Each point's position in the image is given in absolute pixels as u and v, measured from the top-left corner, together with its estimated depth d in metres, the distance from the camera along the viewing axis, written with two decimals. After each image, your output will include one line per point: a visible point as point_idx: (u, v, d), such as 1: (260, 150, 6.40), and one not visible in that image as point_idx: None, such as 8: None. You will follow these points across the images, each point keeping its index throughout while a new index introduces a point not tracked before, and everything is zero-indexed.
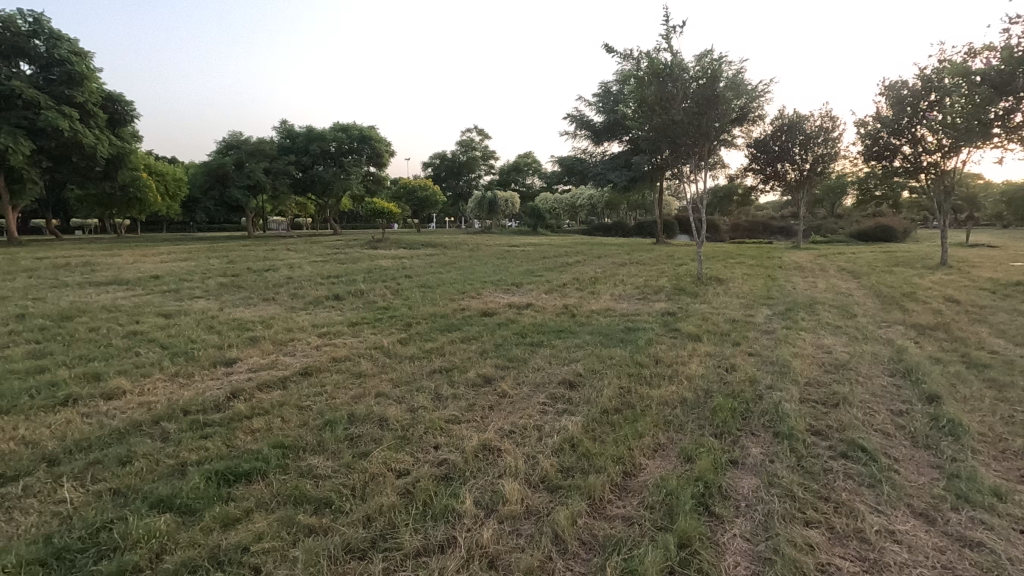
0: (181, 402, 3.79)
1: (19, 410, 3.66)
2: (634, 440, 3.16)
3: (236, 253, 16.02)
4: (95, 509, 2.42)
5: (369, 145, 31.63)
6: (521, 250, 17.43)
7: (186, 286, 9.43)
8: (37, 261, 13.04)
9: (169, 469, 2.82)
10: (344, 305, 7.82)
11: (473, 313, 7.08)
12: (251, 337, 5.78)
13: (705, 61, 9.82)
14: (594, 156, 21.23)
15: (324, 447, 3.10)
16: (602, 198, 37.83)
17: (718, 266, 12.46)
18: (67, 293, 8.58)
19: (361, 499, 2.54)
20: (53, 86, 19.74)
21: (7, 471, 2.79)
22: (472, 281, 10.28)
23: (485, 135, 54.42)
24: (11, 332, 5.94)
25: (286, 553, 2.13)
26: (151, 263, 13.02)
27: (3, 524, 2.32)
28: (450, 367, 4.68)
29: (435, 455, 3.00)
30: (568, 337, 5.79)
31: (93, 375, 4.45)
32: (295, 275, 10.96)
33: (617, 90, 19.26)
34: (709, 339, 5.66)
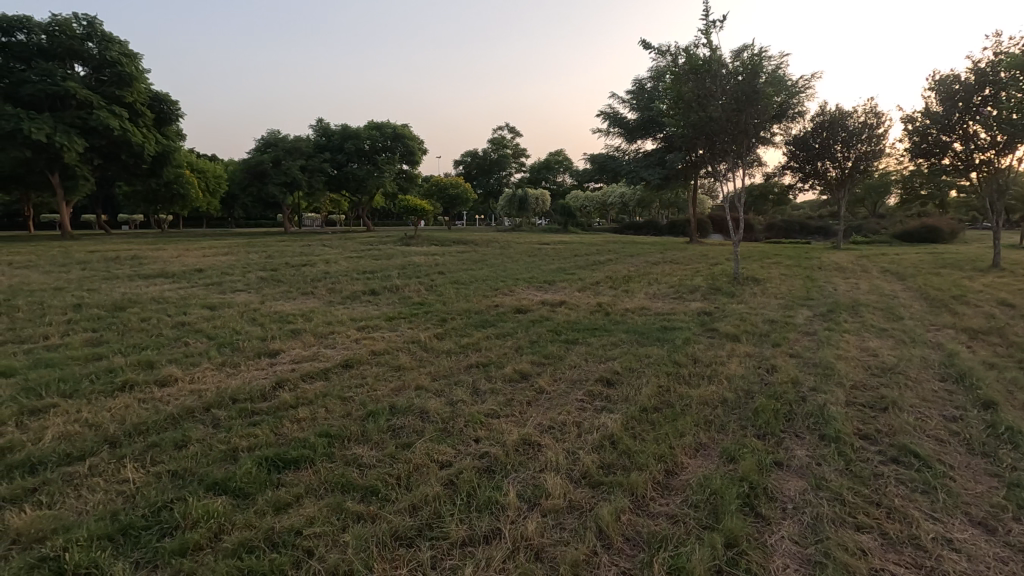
0: (230, 391, 3.93)
1: (81, 394, 3.85)
2: (674, 439, 3.13)
3: (274, 248, 16.46)
4: (156, 489, 2.54)
5: (402, 143, 32.03)
6: (552, 247, 17.43)
7: (229, 280, 9.72)
8: (88, 254, 13.62)
9: (223, 454, 2.93)
10: (380, 300, 7.95)
11: (507, 309, 7.11)
12: (293, 330, 5.93)
13: (745, 56, 9.64)
14: (626, 154, 21.04)
15: (367, 437, 3.16)
16: (633, 197, 37.46)
17: (754, 266, 12.21)
18: (119, 285, 8.96)
19: (406, 488, 2.60)
20: (105, 87, 20.62)
21: (74, 451, 2.94)
22: (505, 278, 10.31)
23: (516, 133, 54.64)
24: (69, 321, 6.24)
25: (337, 538, 2.19)
26: (195, 257, 13.45)
27: (72, 500, 2.46)
28: (487, 362, 4.72)
29: (476, 448, 3.03)
30: (603, 335, 5.76)
31: (147, 363, 4.65)
32: (332, 270, 11.19)
33: (652, 87, 19.05)
34: (748, 339, 5.56)
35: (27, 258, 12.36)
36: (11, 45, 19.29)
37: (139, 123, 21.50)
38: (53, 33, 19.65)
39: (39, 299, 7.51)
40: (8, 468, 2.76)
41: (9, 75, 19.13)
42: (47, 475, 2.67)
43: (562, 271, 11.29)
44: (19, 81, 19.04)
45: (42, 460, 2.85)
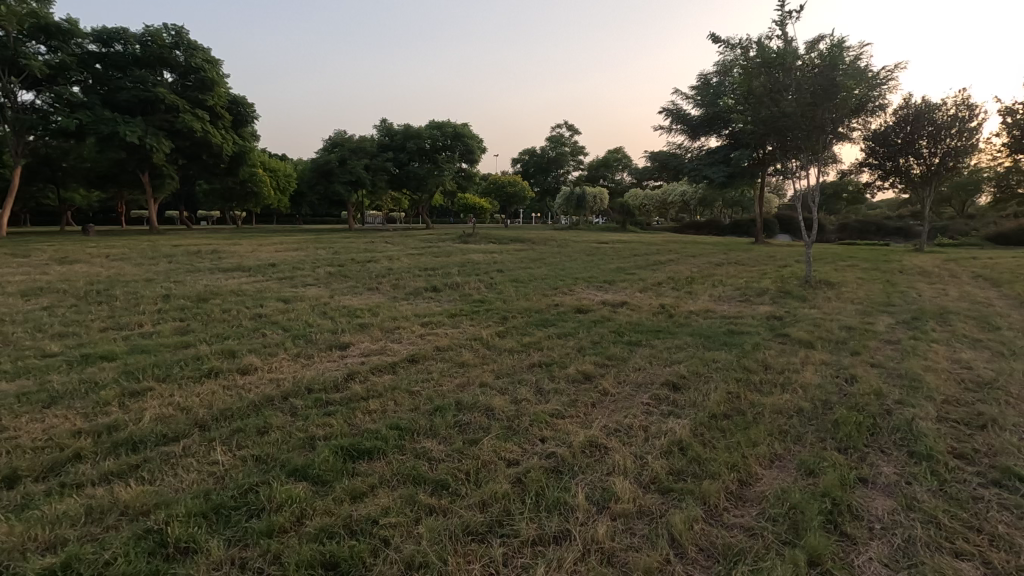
0: (305, 381, 4.12)
1: (173, 379, 4.16)
2: (748, 448, 3.01)
3: (340, 245, 17.05)
4: (243, 472, 2.70)
5: (462, 142, 32.44)
6: (610, 246, 17.24)
7: (300, 274, 10.19)
8: (174, 248, 14.63)
9: (301, 442, 3.07)
10: (442, 297, 8.10)
11: (567, 309, 7.07)
12: (360, 323, 6.16)
13: (822, 48, 9.14)
14: (689, 152, 20.39)
15: (435, 431, 3.24)
16: (695, 195, 36.35)
17: (828, 269, 11.58)
18: (202, 277, 9.58)
19: (476, 484, 2.63)
20: (189, 92, 22.10)
21: (168, 432, 3.17)
22: (563, 277, 10.26)
23: (574, 131, 54.32)
24: (160, 311, 6.72)
25: (411, 530, 2.25)
26: (267, 252, 14.13)
27: (170, 479, 2.65)
28: (550, 362, 4.71)
29: (542, 448, 3.03)
30: (668, 337, 5.62)
31: (230, 352, 4.94)
32: (394, 267, 11.50)
33: (718, 81, 18.45)
34: (824, 346, 5.29)
35: (121, 251, 13.42)
36: (110, 55, 21.06)
37: (219, 125, 22.89)
38: (146, 43, 21.26)
39: (133, 289, 8.15)
40: (114, 446, 3.01)
41: (109, 82, 20.91)
42: (147, 454, 2.89)
43: (622, 271, 11.13)
44: (117, 88, 20.74)
45: (143, 439, 3.09)
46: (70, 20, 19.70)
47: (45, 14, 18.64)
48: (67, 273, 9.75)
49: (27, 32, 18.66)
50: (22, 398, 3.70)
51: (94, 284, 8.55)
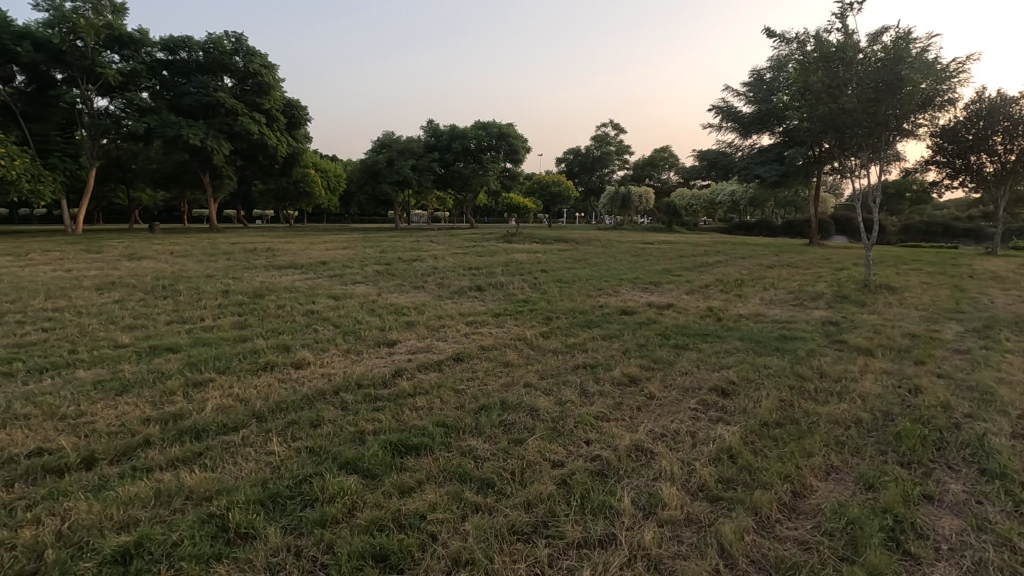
0: (355, 376, 4.25)
1: (232, 371, 4.37)
2: (802, 458, 2.91)
3: (387, 243, 17.44)
4: (298, 463, 2.81)
5: (507, 142, 32.57)
6: (656, 247, 16.95)
7: (349, 272, 10.50)
8: (232, 245, 15.37)
9: (351, 436, 3.16)
10: (486, 296, 8.17)
11: (612, 310, 7.00)
12: (407, 321, 6.29)
13: (886, 40, 8.70)
14: (740, 150, 19.77)
15: (480, 430, 3.27)
16: (746, 195, 35.25)
17: (889, 272, 11.02)
18: (258, 274, 10.01)
19: (521, 484, 2.65)
20: (247, 96, 23.09)
21: (228, 422, 3.33)
22: (608, 277, 10.17)
23: (620, 130, 53.61)
24: (220, 305, 7.08)
25: (457, 526, 2.28)
26: (319, 251, 14.60)
27: (229, 466, 2.78)
28: (595, 363, 4.68)
29: (588, 450, 3.02)
30: (716, 341, 5.49)
31: (284, 346, 5.15)
32: (440, 265, 11.68)
33: (773, 77, 17.81)
34: (884, 354, 5.04)
35: (184, 248, 14.17)
36: (177, 62, 22.24)
37: (274, 127, 23.80)
38: (209, 50, 22.31)
39: (196, 285, 8.59)
40: (179, 433, 3.18)
41: (174, 88, 22.13)
42: (210, 442, 3.04)
43: (668, 272, 10.95)
44: (181, 93, 21.94)
45: (205, 428, 3.26)
46: (141, 30, 20.89)
47: (119, 25, 19.85)
48: (136, 269, 10.39)
49: (103, 42, 19.92)
50: (98, 386, 3.97)
51: (161, 279, 9.06)
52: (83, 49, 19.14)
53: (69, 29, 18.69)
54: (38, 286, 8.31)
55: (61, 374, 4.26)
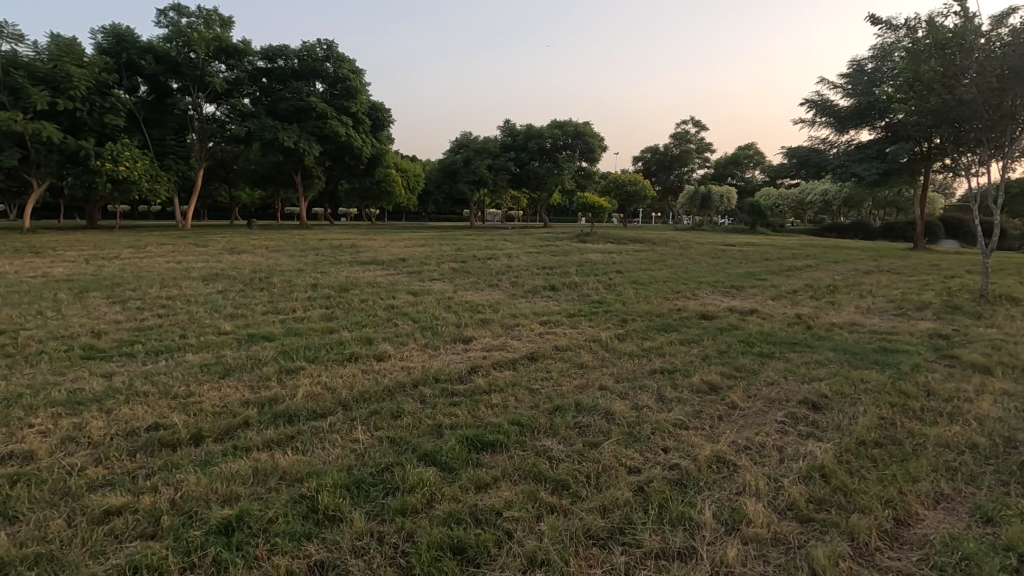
0: (433, 370, 4.37)
1: (321, 361, 4.63)
2: (905, 483, 2.67)
3: (463, 242, 17.82)
4: (380, 452, 2.93)
5: (583, 141, 32.33)
6: (738, 249, 16.19)
7: (427, 270, 10.83)
8: (319, 242, 16.29)
9: (430, 429, 3.26)
10: (560, 296, 8.16)
11: (691, 314, 6.76)
12: (482, 319, 6.39)
13: (1013, 22, 7.83)
14: (836, 146, 18.40)
15: (555, 430, 3.27)
16: (840, 195, 32.85)
17: (1010, 282, 9.88)
18: (344, 269, 10.55)
19: (597, 488, 2.62)
20: (336, 100, 24.39)
21: (317, 409, 3.53)
22: (686, 280, 9.83)
23: (702, 127, 51.67)
24: (310, 298, 7.52)
25: (533, 526, 2.29)
26: (398, 248, 15.17)
27: (318, 451, 2.95)
28: (672, 368, 4.53)
29: (665, 458, 2.93)
30: (806, 351, 5.15)
31: (367, 339, 5.39)
32: (514, 264, 11.77)
33: (875, 67, 16.47)
34: (1006, 373, 4.52)
35: (277, 244, 15.17)
36: (274, 69, 23.87)
37: (360, 130, 24.94)
38: (303, 57, 23.74)
39: (288, 278, 9.18)
40: (274, 417, 3.41)
41: (271, 94, 23.80)
42: (301, 427, 3.24)
43: (751, 276, 10.43)
44: (278, 99, 23.59)
45: (297, 413, 3.47)
46: (245, 41, 22.63)
47: (226, 37, 21.61)
48: (236, 262, 11.28)
49: (212, 53, 21.75)
50: (204, 368, 4.34)
51: (258, 272, 9.77)
52: (196, 60, 21.00)
53: (184, 43, 20.58)
54: (155, 276, 9.21)
55: (174, 356, 4.71)
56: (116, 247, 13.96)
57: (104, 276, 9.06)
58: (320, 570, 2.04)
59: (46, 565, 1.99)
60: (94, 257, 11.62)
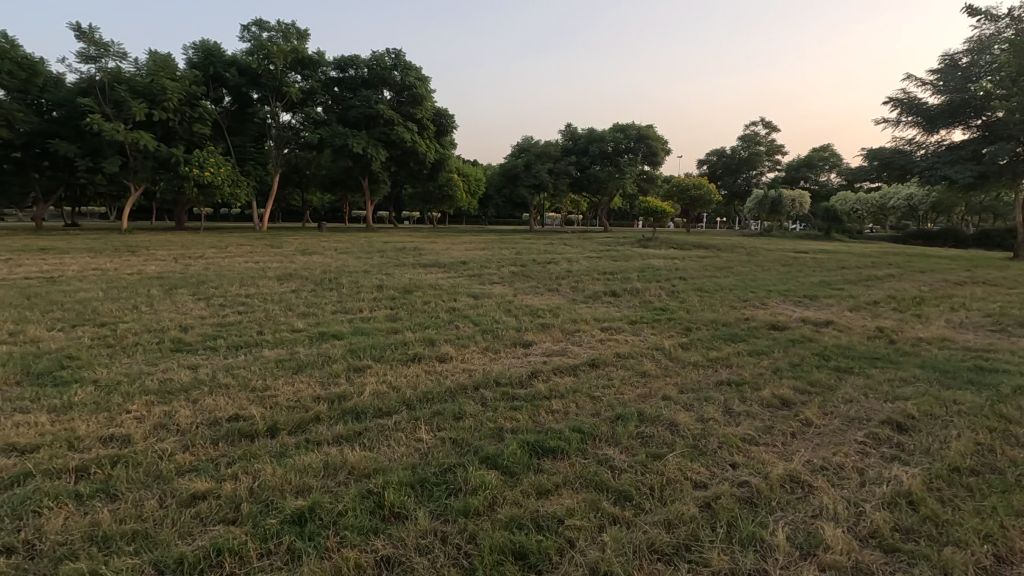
0: (494, 373, 4.41)
1: (386, 360, 4.78)
2: (1008, 516, 2.43)
3: (522, 245, 17.90)
4: (443, 453, 2.98)
5: (645, 144, 31.69)
6: (811, 257, 15.35)
7: (487, 273, 10.94)
8: (385, 244, 16.80)
9: (491, 432, 3.28)
10: (621, 302, 8.03)
11: (760, 324, 6.48)
12: (543, 323, 6.39)
13: None
14: (923, 147, 16.93)
15: (617, 439, 3.21)
16: (928, 200, 30.45)
17: None
18: (407, 271, 10.83)
19: (661, 501, 2.55)
20: (403, 107, 25.16)
21: (382, 406, 3.64)
22: (754, 288, 9.43)
23: (773, 128, 49.42)
24: (376, 299, 7.77)
25: (595, 536, 2.27)
26: (459, 251, 15.40)
27: (384, 448, 3.04)
28: (740, 381, 4.34)
29: (733, 474, 2.81)
30: (888, 367, 4.81)
31: (429, 340, 5.51)
32: (575, 269, 11.68)
33: (972, 60, 15.10)
34: None
35: (345, 246, 15.81)
36: (346, 79, 24.93)
37: (425, 136, 25.56)
38: (372, 66, 24.67)
39: (355, 279, 9.54)
40: (343, 413, 3.55)
41: (342, 102, 24.86)
42: (368, 424, 3.35)
43: (826, 285, 9.87)
44: (348, 107, 24.59)
45: (364, 410, 3.59)
46: (319, 52, 23.79)
47: (302, 49, 22.79)
48: (308, 262, 11.79)
49: (289, 65, 23.00)
50: (279, 364, 4.59)
51: (328, 273, 10.19)
52: (274, 71, 22.28)
53: (264, 55, 21.87)
54: (235, 275, 9.82)
55: (253, 351, 5.00)
56: (201, 247, 14.99)
57: (191, 274, 9.77)
58: (386, 565, 2.10)
59: (142, 541, 2.16)
60: (182, 256, 12.55)
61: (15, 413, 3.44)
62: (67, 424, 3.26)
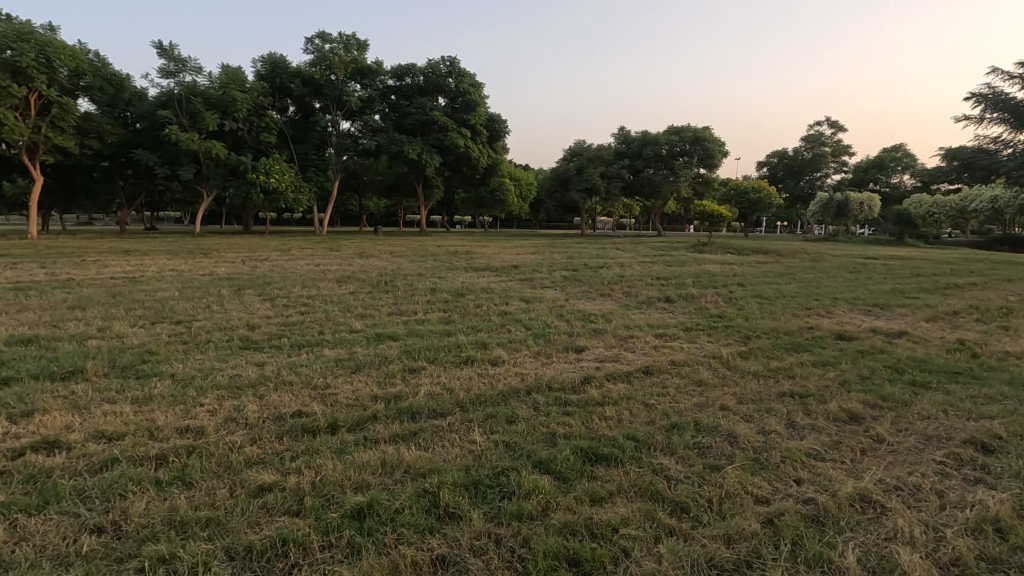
0: (546, 378, 4.41)
1: (440, 362, 4.87)
2: None
3: (573, 250, 17.83)
4: (496, 455, 3.00)
5: (702, 146, 30.84)
6: (882, 263, 14.48)
7: (539, 277, 10.95)
8: (438, 248, 17.13)
9: (544, 437, 3.28)
10: (676, 308, 7.85)
11: (825, 333, 6.18)
12: (595, 329, 6.33)
13: None
14: (1011, 147, 15.62)
15: (672, 449, 3.14)
16: (1016, 203, 28.10)
17: None
18: (459, 274, 10.99)
19: (719, 515, 2.47)
20: (457, 113, 25.60)
21: (437, 408, 3.71)
22: (818, 295, 9.00)
23: (840, 127, 47.07)
24: (430, 301, 7.94)
25: (651, 547, 2.22)
26: (511, 255, 15.50)
27: (439, 448, 3.10)
28: (804, 393, 4.14)
29: (797, 490, 2.69)
30: (970, 383, 4.47)
31: (482, 343, 5.56)
32: (628, 274, 11.52)
33: None
34: None
35: (400, 249, 16.25)
36: (403, 87, 25.64)
37: (478, 141, 25.86)
38: (428, 74, 25.25)
39: (410, 282, 9.77)
40: (399, 412, 3.64)
41: (399, 110, 25.57)
42: (423, 425, 3.41)
43: (899, 294, 9.29)
44: (404, 114, 25.24)
45: (419, 411, 3.67)
46: (377, 62, 24.56)
47: (362, 59, 23.60)
48: (365, 266, 12.17)
49: (349, 75, 23.91)
50: (339, 363, 4.76)
51: (384, 275, 10.48)
52: (336, 81, 23.29)
53: (327, 66, 22.82)
54: (298, 277, 10.27)
55: (315, 350, 5.21)
56: (266, 250, 15.74)
57: (258, 275, 10.31)
58: (441, 564, 2.13)
59: (214, 528, 2.29)
60: (249, 259, 13.22)
61: (104, 403, 3.72)
62: (149, 415, 3.50)
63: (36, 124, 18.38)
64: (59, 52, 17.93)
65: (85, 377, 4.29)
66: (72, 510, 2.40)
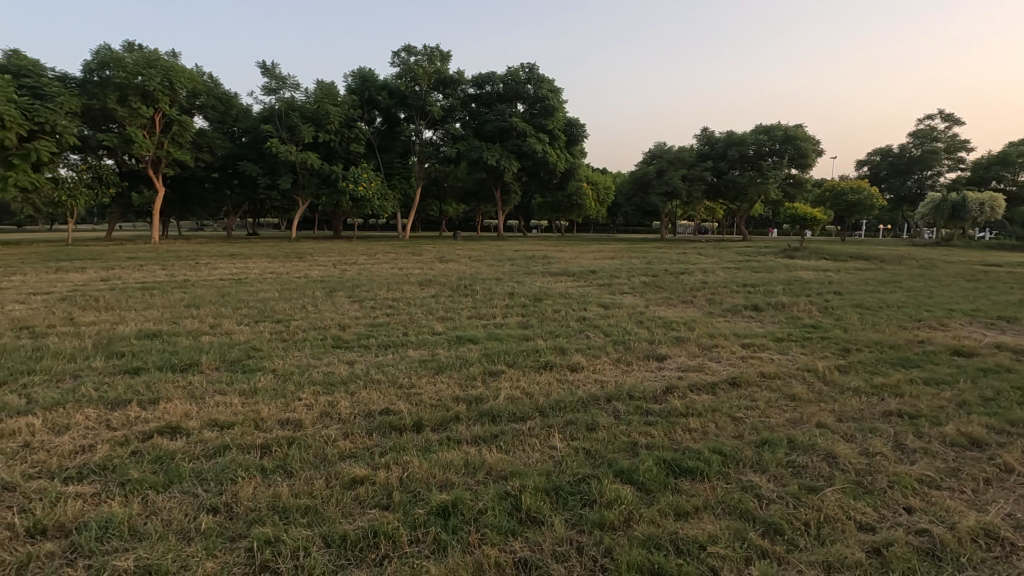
0: (627, 386, 4.33)
1: (519, 366, 4.91)
2: None
3: (653, 254, 17.36)
4: (577, 462, 2.99)
5: (793, 145, 28.96)
6: (1010, 272, 12.91)
7: (617, 282, 10.78)
8: (515, 252, 17.32)
9: (625, 446, 3.22)
10: (764, 317, 7.45)
11: (939, 348, 5.61)
12: (677, 337, 6.13)
13: None
14: None
15: (764, 466, 2.98)
16: None
17: None
18: (537, 279, 11.04)
19: (818, 540, 2.31)
20: (535, 119, 25.78)
21: (517, 411, 3.75)
22: (930, 306, 8.18)
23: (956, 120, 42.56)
24: (508, 306, 8.04)
25: (742, 569, 2.12)
26: (589, 260, 15.37)
27: (520, 451, 3.13)
28: (914, 413, 3.79)
29: (908, 520, 2.46)
30: None
31: (560, 348, 5.56)
32: (711, 280, 11.06)
33: None
34: None
35: (478, 254, 16.54)
36: (483, 95, 26.29)
37: (556, 146, 25.89)
38: (507, 81, 25.68)
39: (488, 286, 9.95)
40: (480, 414, 3.71)
41: (479, 117, 26.20)
42: (504, 428, 3.46)
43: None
44: (484, 121, 25.81)
45: (500, 414, 3.72)
46: (459, 72, 25.29)
47: (444, 69, 24.40)
48: (445, 269, 12.53)
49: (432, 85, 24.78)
50: (422, 364, 4.93)
51: (463, 279, 10.75)
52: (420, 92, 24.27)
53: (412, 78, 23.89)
54: (383, 279, 10.77)
55: (400, 351, 5.44)
56: (354, 255, 16.64)
57: (348, 278, 10.94)
58: (524, 567, 2.15)
59: (312, 515, 2.45)
60: (339, 263, 14.03)
61: (215, 393, 4.09)
62: (255, 406, 3.80)
63: (160, 141, 20.59)
64: (180, 75, 19.97)
65: (200, 369, 4.74)
66: (192, 490, 2.66)
